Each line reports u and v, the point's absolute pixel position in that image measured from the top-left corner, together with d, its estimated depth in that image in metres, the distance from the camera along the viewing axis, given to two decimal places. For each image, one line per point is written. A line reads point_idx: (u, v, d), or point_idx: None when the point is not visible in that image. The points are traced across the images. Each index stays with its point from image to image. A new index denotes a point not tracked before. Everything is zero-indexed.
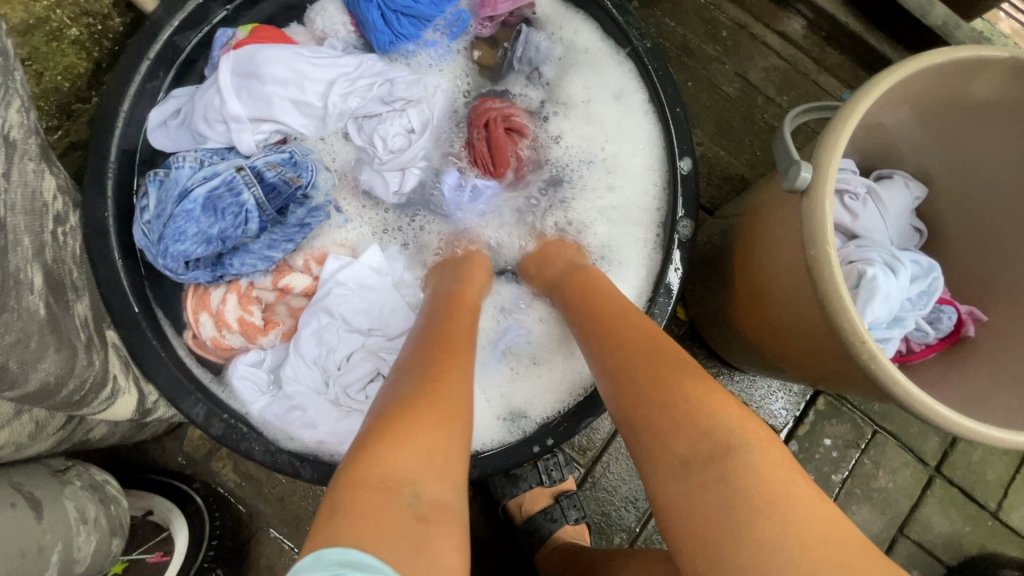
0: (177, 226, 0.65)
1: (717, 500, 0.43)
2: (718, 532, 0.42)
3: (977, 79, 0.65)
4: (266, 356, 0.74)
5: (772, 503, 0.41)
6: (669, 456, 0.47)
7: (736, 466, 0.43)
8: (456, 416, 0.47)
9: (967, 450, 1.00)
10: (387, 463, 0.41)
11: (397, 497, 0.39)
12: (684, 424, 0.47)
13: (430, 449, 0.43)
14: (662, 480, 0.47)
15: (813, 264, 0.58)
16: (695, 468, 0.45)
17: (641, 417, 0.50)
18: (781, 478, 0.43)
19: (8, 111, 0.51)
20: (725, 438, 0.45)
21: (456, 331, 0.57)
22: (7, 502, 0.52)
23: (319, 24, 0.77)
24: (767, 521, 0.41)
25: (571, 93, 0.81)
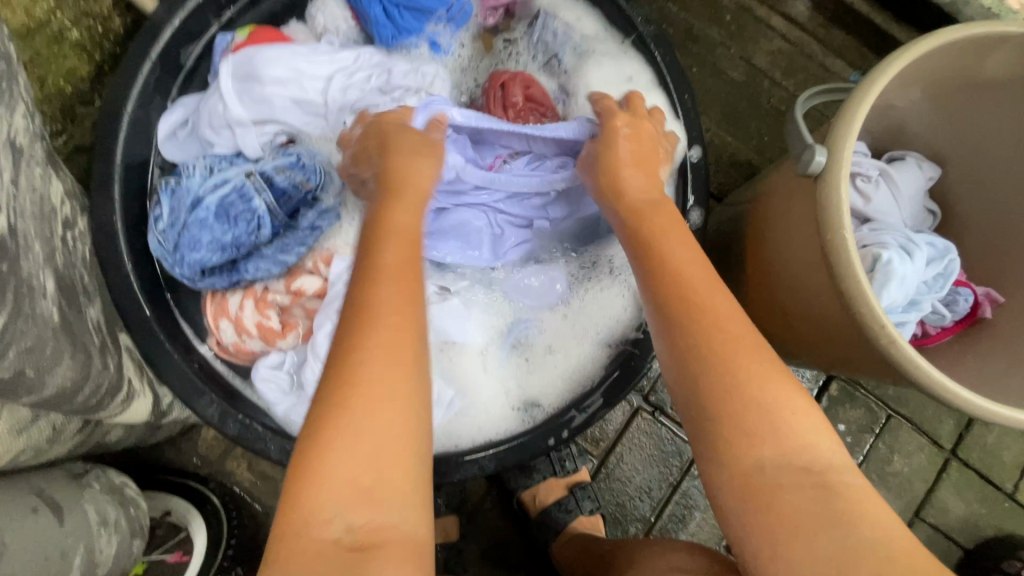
0: (192, 235, 0.68)
1: (810, 509, 0.42)
2: (804, 535, 0.41)
3: (991, 57, 0.64)
4: (286, 358, 0.73)
5: (858, 515, 0.41)
6: (745, 462, 0.44)
7: (839, 480, 0.43)
8: (370, 430, 0.43)
9: (982, 432, 0.99)
10: (309, 504, 0.41)
11: (322, 532, 0.41)
12: (762, 429, 0.44)
13: (353, 476, 0.42)
14: (743, 478, 0.44)
15: (829, 248, 0.57)
16: (790, 471, 0.43)
17: (718, 400, 0.46)
18: (876, 500, 0.42)
19: (15, 116, 0.51)
20: (825, 454, 0.44)
21: (391, 285, 0.49)
22: (29, 507, 0.53)
23: (319, 22, 0.76)
24: (860, 526, 0.40)
25: (591, 84, 0.78)
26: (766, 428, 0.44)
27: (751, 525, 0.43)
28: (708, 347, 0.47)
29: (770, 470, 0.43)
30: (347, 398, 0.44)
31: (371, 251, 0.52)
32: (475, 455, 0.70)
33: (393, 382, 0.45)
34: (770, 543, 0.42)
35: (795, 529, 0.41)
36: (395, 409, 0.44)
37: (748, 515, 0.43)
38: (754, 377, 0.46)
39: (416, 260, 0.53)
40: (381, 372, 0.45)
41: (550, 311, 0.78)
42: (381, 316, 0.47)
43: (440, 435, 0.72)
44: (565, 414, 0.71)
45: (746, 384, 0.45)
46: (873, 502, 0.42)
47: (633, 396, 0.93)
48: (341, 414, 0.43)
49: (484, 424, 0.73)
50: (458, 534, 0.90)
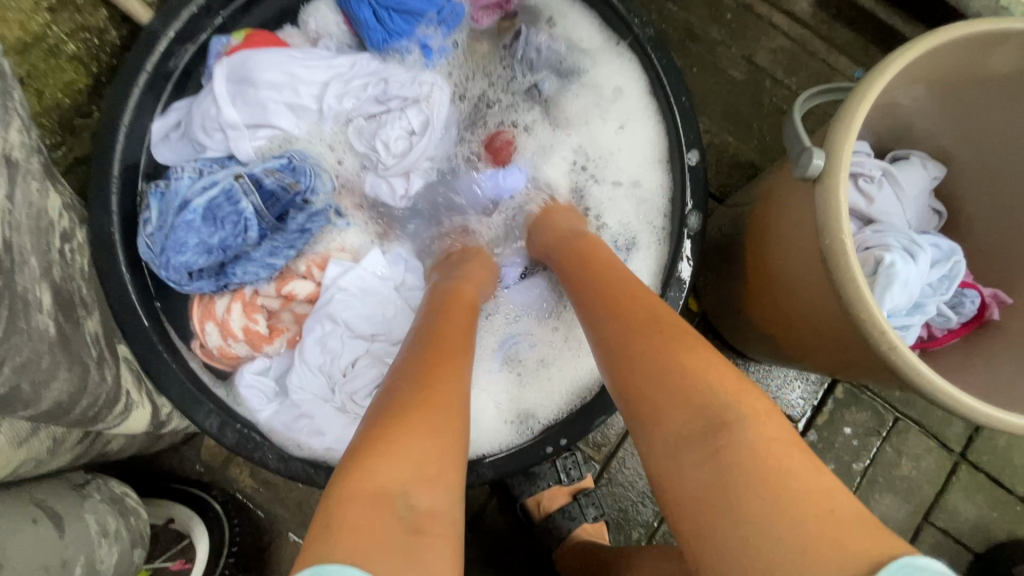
0: (178, 238, 0.66)
1: (709, 479, 0.41)
2: (704, 506, 0.41)
3: (997, 53, 0.62)
4: (273, 364, 0.74)
5: (767, 468, 0.40)
6: (659, 437, 0.45)
7: (736, 436, 0.42)
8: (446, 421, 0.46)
9: (992, 435, 0.97)
10: (381, 482, 0.41)
11: (387, 504, 0.40)
12: (677, 392, 0.45)
13: (423, 456, 0.43)
14: (655, 457, 0.45)
15: (828, 253, 0.56)
16: (687, 445, 0.43)
17: (640, 385, 0.47)
18: (778, 452, 0.41)
19: (9, 131, 0.51)
20: (720, 412, 0.43)
21: (449, 327, 0.56)
22: (29, 518, 0.53)
23: (312, 26, 0.76)
24: (758, 494, 0.39)
25: (570, 115, 0.80)
26: (682, 392, 0.45)
27: (682, 510, 0.42)
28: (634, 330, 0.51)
29: (679, 439, 0.44)
30: (426, 400, 0.46)
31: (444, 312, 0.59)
32: (472, 463, 0.70)
33: (461, 398, 0.48)
34: (687, 525, 0.42)
35: (704, 503, 0.41)
36: (456, 418, 0.47)
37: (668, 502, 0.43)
38: (680, 350, 0.47)
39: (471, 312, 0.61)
40: (457, 385, 0.49)
41: (540, 322, 0.78)
42: (449, 349, 0.53)
43: None
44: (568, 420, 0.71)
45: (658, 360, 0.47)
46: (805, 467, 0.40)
47: None
48: (414, 408, 0.45)
49: (476, 438, 0.72)
50: (460, 541, 0.89)
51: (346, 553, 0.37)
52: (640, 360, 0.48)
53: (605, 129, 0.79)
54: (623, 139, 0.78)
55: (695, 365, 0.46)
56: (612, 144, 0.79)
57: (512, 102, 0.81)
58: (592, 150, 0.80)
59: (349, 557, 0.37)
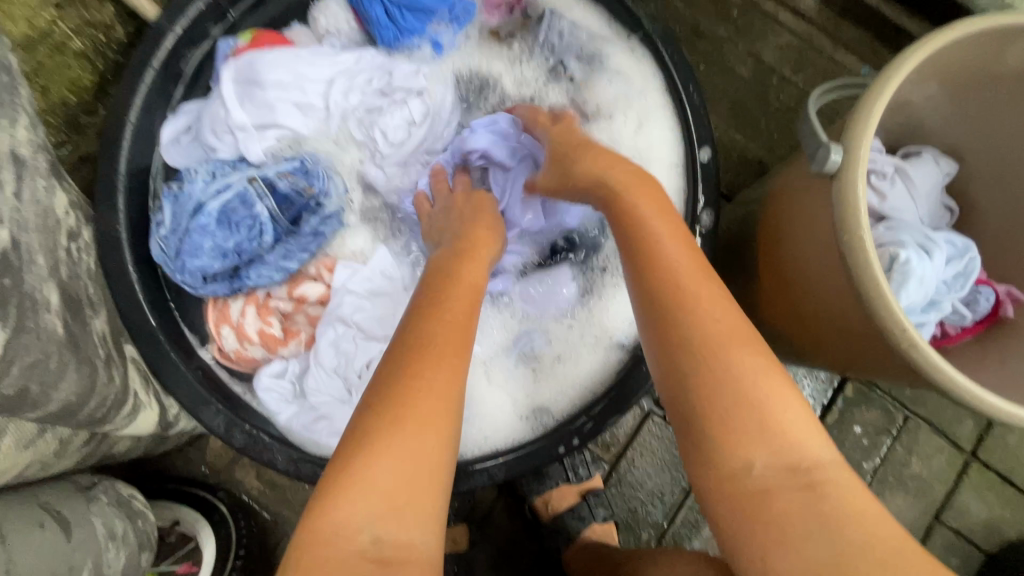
0: (194, 241, 0.67)
1: (801, 512, 0.41)
2: (789, 538, 0.41)
3: (1010, 51, 0.62)
4: (289, 366, 0.73)
5: (853, 513, 0.40)
6: (736, 462, 0.43)
7: (824, 478, 0.42)
8: (409, 446, 0.42)
9: (1003, 434, 0.97)
10: (343, 515, 0.40)
11: (348, 542, 0.40)
12: (756, 420, 0.43)
13: (389, 491, 0.41)
14: (727, 484, 0.43)
15: (847, 250, 0.55)
16: (779, 479, 0.42)
17: (682, 387, 0.45)
18: (863, 503, 0.41)
19: (16, 128, 0.50)
20: (815, 454, 0.43)
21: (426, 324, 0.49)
22: (36, 522, 0.52)
23: (322, 24, 0.75)
24: (852, 533, 0.40)
25: (601, 103, 0.78)
26: (723, 397, 0.44)
27: (755, 541, 0.42)
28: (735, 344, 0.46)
29: (758, 473, 0.43)
30: (400, 416, 0.43)
31: (439, 295, 0.52)
32: (484, 464, 0.69)
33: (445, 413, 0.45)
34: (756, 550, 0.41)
35: (785, 535, 0.41)
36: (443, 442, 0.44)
37: (734, 521, 0.43)
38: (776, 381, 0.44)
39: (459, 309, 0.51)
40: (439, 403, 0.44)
41: (557, 320, 0.77)
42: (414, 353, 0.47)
43: None
44: (576, 420, 0.70)
45: (682, 345, 0.46)
46: (860, 499, 0.41)
47: (644, 400, 0.92)
48: (385, 427, 0.43)
49: (491, 434, 0.72)
50: (468, 542, 0.89)
51: None
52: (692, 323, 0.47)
53: (625, 128, 0.77)
54: (643, 139, 0.77)
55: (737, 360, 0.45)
56: (634, 147, 0.77)
57: (539, 93, 0.80)
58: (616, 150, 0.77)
59: None
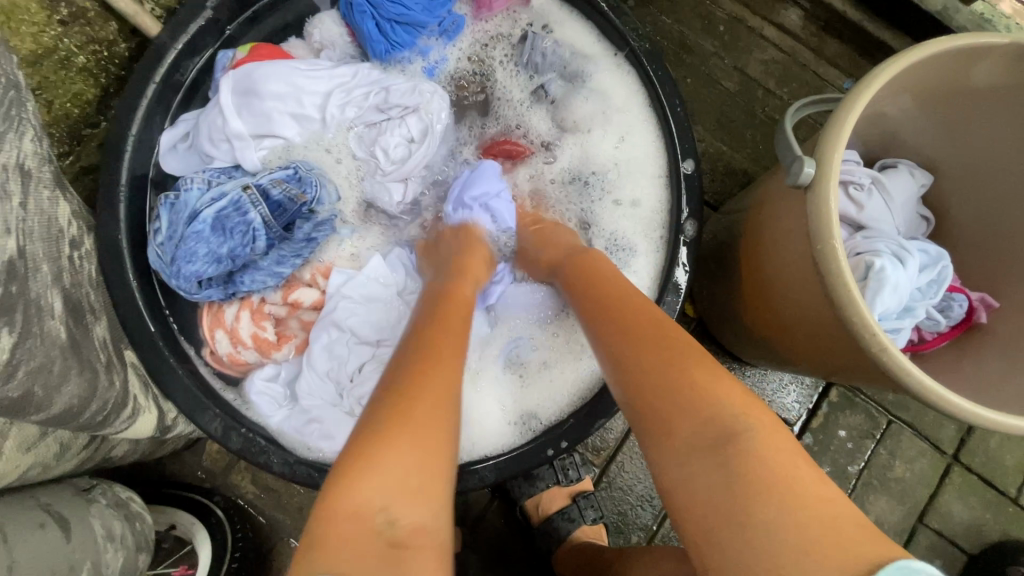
0: (189, 248, 0.68)
1: (723, 485, 0.43)
2: (724, 509, 0.42)
3: (977, 67, 0.65)
4: (282, 370, 0.76)
5: (780, 480, 0.42)
6: (674, 444, 0.46)
7: (742, 448, 0.43)
8: (418, 439, 0.45)
9: (984, 437, 0.99)
10: (362, 495, 0.43)
11: (365, 521, 0.42)
12: (683, 403, 0.47)
13: (406, 475, 0.44)
14: (667, 466, 0.46)
15: (819, 257, 0.58)
16: (706, 452, 0.45)
17: (639, 385, 0.50)
18: (790, 470, 0.42)
19: (23, 141, 0.52)
20: (733, 423, 0.45)
21: (443, 337, 0.55)
22: (37, 522, 0.54)
23: (317, 38, 0.78)
24: (768, 498, 0.41)
25: (578, 118, 0.82)
26: (657, 398, 0.49)
27: (695, 519, 0.43)
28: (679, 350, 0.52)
29: (685, 456, 0.45)
30: (408, 407, 0.47)
31: (437, 313, 0.59)
32: (475, 466, 0.70)
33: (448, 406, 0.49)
34: (699, 527, 0.43)
35: (721, 510, 0.42)
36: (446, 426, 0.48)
37: (679, 503, 0.45)
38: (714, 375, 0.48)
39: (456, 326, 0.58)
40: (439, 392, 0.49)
41: (542, 328, 0.79)
42: (432, 357, 0.52)
43: None
44: (565, 423, 0.72)
45: (621, 369, 0.52)
46: (790, 465, 0.43)
47: None
48: (391, 423, 0.45)
49: (480, 438, 0.74)
50: (461, 545, 0.90)
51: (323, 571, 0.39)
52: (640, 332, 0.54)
53: (606, 140, 0.81)
54: (624, 150, 0.80)
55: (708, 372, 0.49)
56: (613, 156, 0.81)
57: (523, 107, 0.83)
58: (593, 162, 0.82)
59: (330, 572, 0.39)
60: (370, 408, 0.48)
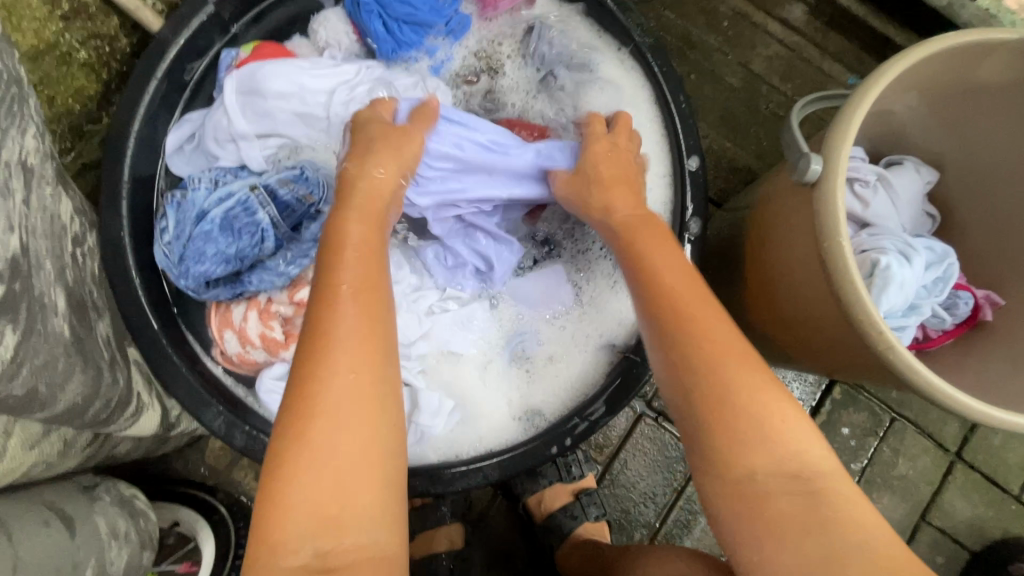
0: (197, 248, 0.68)
1: (795, 517, 0.44)
2: (787, 540, 0.43)
3: (984, 63, 0.64)
4: (292, 368, 0.73)
5: (851, 520, 0.43)
6: (739, 470, 0.45)
7: (824, 487, 0.44)
8: (331, 459, 0.43)
9: (987, 435, 0.99)
10: (275, 535, 0.42)
11: (287, 558, 0.41)
12: (755, 435, 0.45)
13: (317, 505, 0.42)
14: (730, 491, 0.46)
15: (827, 257, 0.58)
16: (780, 482, 0.45)
17: (704, 399, 0.47)
18: (859, 503, 0.44)
19: (25, 138, 0.52)
20: (812, 460, 0.45)
21: (337, 318, 0.47)
22: (41, 520, 0.54)
23: (322, 37, 0.77)
24: (840, 534, 0.42)
25: (595, 106, 0.79)
26: (737, 425, 0.46)
27: (755, 542, 0.44)
28: (700, 351, 0.48)
29: (761, 482, 0.45)
30: (302, 430, 0.43)
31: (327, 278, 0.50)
32: (480, 464, 0.71)
33: (351, 411, 0.44)
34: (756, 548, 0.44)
35: (782, 536, 0.44)
36: (357, 433, 0.44)
37: (735, 522, 0.45)
38: (769, 397, 0.46)
39: (368, 284, 0.50)
40: (340, 397, 0.44)
41: (547, 321, 0.78)
42: (333, 348, 0.46)
43: (442, 441, 0.74)
44: (569, 421, 0.71)
45: (710, 383, 0.47)
46: (856, 501, 0.44)
47: (637, 402, 0.94)
48: (296, 446, 0.43)
49: (485, 435, 0.74)
50: (464, 542, 0.90)
51: None
52: (688, 341, 0.48)
53: None
54: (636, 143, 0.78)
55: (727, 375, 0.47)
56: None
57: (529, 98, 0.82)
58: None
59: None
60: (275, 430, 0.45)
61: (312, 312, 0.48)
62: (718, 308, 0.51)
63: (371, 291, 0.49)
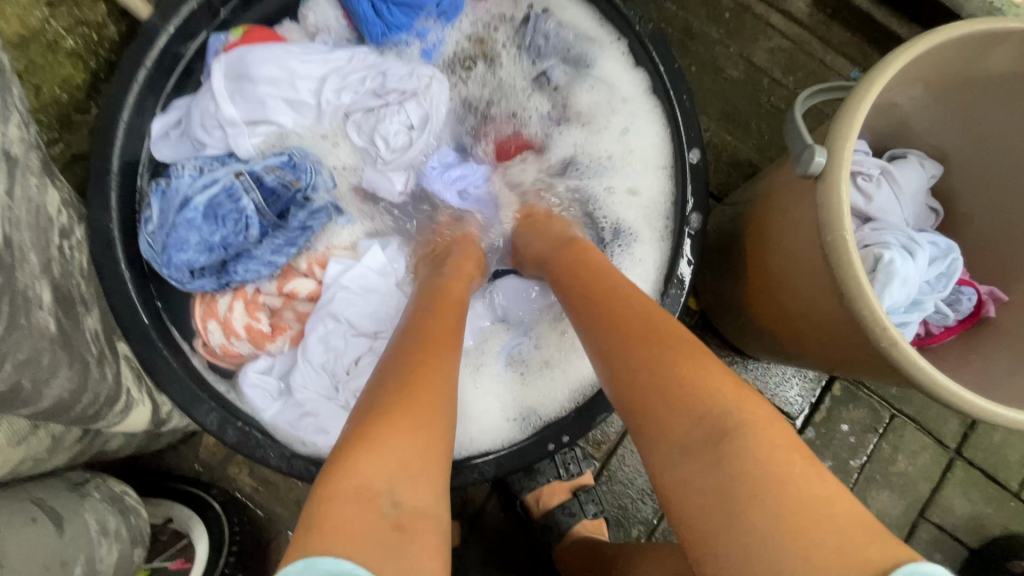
0: (180, 236, 0.66)
1: (708, 488, 0.41)
2: (711, 514, 0.40)
3: (991, 53, 0.63)
4: (275, 363, 0.74)
5: (771, 484, 0.39)
6: (661, 445, 0.44)
7: (735, 448, 0.41)
8: (423, 415, 0.44)
9: (988, 432, 0.98)
10: (364, 480, 0.40)
11: (368, 504, 0.39)
12: (665, 407, 0.45)
13: (406, 455, 0.42)
14: (661, 468, 0.44)
15: (830, 251, 0.56)
16: (693, 454, 0.42)
17: (622, 384, 0.48)
18: (784, 463, 0.40)
19: (9, 127, 0.50)
20: (722, 421, 0.42)
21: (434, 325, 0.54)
22: (28, 518, 0.53)
23: (311, 20, 0.76)
24: (759, 501, 0.38)
25: (583, 103, 0.80)
26: (658, 403, 0.45)
27: (688, 525, 0.41)
28: (615, 342, 0.51)
29: (680, 457, 0.43)
30: (414, 388, 0.46)
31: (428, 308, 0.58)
32: (474, 461, 0.70)
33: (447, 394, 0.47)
34: (691, 532, 0.41)
35: (701, 511, 0.40)
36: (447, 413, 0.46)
37: (670, 506, 0.43)
38: (682, 370, 0.46)
39: (455, 315, 0.59)
40: (443, 373, 0.49)
41: (544, 322, 0.78)
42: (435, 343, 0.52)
43: None
44: (567, 417, 0.71)
45: (621, 368, 0.49)
46: (780, 462, 0.40)
47: None
48: (400, 405, 0.44)
49: (477, 434, 0.72)
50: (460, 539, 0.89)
51: (320, 554, 0.35)
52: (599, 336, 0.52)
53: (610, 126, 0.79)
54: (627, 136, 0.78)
55: (632, 359, 0.49)
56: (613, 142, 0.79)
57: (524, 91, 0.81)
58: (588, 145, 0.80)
59: (344, 550, 0.36)
60: (369, 393, 0.46)
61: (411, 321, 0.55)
62: (634, 299, 0.54)
63: (454, 317, 0.58)
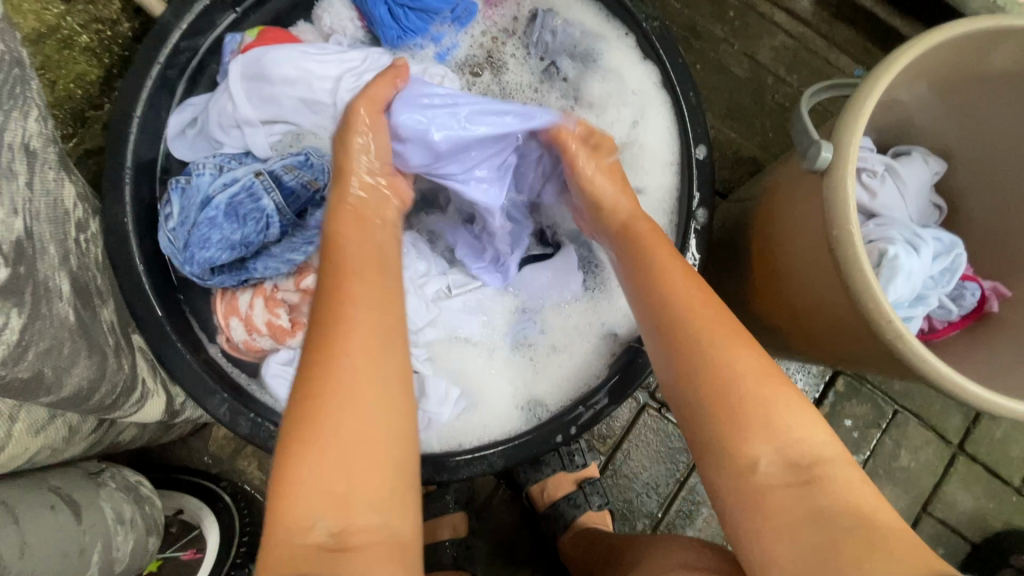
0: (202, 234, 0.67)
1: (795, 504, 0.45)
2: (791, 525, 0.44)
3: (995, 52, 0.63)
4: (297, 355, 0.74)
5: (858, 509, 0.44)
6: (741, 457, 0.47)
7: (825, 473, 0.46)
8: (346, 433, 0.46)
9: (989, 427, 0.99)
10: (292, 515, 0.44)
11: (303, 537, 0.43)
12: (754, 421, 0.47)
13: (329, 482, 0.44)
14: (736, 477, 0.47)
15: (836, 244, 0.57)
16: (779, 471, 0.46)
17: (693, 379, 0.50)
18: (865, 490, 0.45)
19: (28, 121, 0.51)
20: (809, 447, 0.47)
21: (349, 306, 0.51)
22: (47, 505, 0.54)
23: (327, 22, 0.77)
24: (845, 517, 0.43)
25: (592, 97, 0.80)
26: (735, 412, 0.48)
27: (760, 529, 0.45)
28: (690, 339, 0.52)
29: (763, 469, 0.47)
30: (321, 406, 0.46)
31: (333, 276, 0.53)
32: (486, 452, 0.70)
33: (360, 399, 0.47)
34: (759, 534, 0.45)
35: (781, 523, 0.45)
36: (368, 418, 0.47)
37: (742, 510, 0.46)
38: (761, 387, 0.48)
39: (367, 273, 0.54)
40: (353, 374, 0.47)
41: (553, 310, 0.78)
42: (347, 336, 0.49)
43: (447, 429, 0.73)
44: (574, 410, 0.71)
45: (711, 371, 0.50)
46: (857, 488, 0.45)
47: (640, 393, 0.93)
48: (307, 431, 0.45)
49: (490, 423, 0.74)
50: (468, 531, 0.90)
51: None
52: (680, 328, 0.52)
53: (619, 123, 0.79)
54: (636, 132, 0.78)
55: (718, 353, 0.50)
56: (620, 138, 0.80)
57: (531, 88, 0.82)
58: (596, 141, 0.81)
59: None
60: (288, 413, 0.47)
61: (321, 302, 0.52)
62: (700, 294, 0.55)
63: (372, 281, 0.54)
